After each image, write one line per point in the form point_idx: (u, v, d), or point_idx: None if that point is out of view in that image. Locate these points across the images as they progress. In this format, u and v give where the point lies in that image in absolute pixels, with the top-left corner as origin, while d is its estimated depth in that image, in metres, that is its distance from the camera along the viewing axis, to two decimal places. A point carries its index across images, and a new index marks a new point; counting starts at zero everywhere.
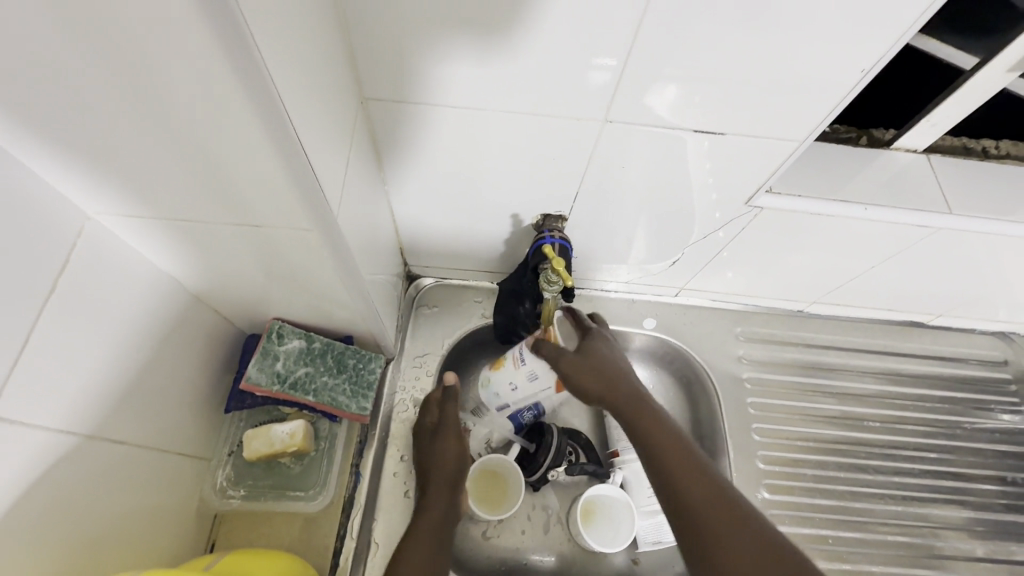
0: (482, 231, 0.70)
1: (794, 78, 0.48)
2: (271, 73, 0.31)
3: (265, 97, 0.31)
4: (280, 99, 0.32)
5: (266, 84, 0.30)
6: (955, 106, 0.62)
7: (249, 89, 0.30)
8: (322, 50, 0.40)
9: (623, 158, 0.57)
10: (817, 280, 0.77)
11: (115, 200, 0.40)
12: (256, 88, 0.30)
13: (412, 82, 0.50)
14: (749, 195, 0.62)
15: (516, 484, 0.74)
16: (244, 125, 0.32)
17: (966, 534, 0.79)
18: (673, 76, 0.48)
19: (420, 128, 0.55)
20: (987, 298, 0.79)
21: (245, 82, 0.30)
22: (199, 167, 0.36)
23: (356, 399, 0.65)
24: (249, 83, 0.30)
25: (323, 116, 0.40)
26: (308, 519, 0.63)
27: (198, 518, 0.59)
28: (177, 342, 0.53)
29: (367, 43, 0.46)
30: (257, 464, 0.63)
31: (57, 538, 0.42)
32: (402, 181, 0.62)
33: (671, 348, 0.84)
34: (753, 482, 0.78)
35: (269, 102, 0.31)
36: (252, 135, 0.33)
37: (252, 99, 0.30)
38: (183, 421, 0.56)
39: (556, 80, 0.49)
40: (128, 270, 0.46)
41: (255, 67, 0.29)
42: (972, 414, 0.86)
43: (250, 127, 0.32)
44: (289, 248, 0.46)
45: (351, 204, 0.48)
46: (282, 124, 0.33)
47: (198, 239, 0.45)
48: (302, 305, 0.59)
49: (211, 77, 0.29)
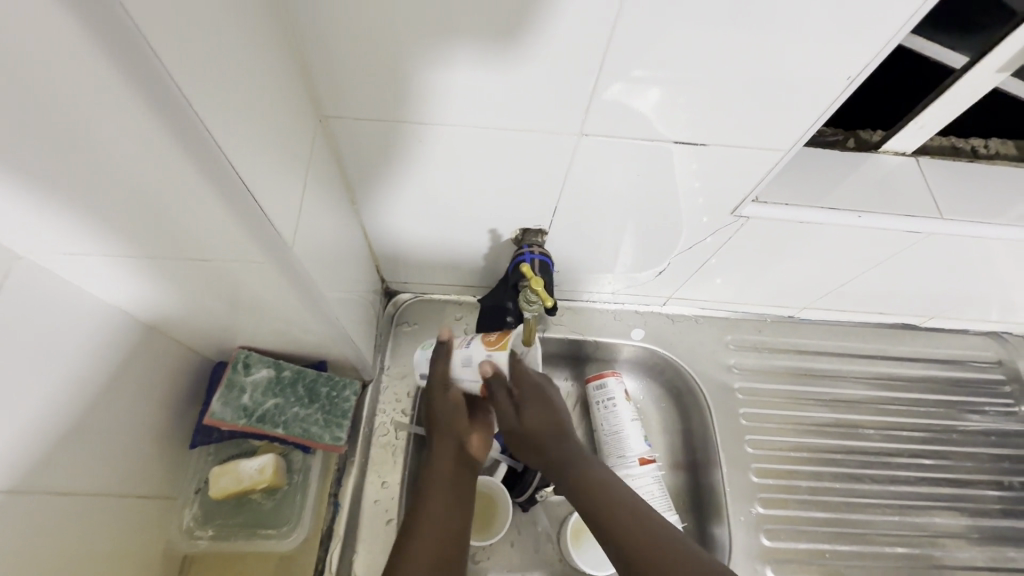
0: (458, 246, 0.68)
1: (785, 79, 0.45)
2: (180, 84, 0.28)
3: (174, 109, 0.28)
4: (195, 111, 0.29)
5: (181, 102, 0.28)
6: (944, 106, 0.59)
7: (156, 106, 0.27)
8: (262, 66, 0.36)
9: (602, 169, 0.55)
10: (808, 286, 0.75)
11: (45, 241, 0.37)
12: (164, 102, 0.27)
13: (372, 96, 0.47)
14: (734, 205, 0.60)
15: (505, 504, 0.71)
16: (160, 146, 0.29)
17: (965, 542, 0.78)
18: (657, 79, 0.45)
19: (386, 144, 0.52)
20: (979, 300, 0.77)
21: (148, 97, 0.27)
22: (131, 204, 0.33)
23: (330, 428, 0.62)
24: (153, 98, 0.27)
25: (267, 138, 0.37)
26: (282, 558, 0.60)
27: (165, 563, 0.57)
28: (130, 380, 0.50)
29: (323, 55, 0.43)
30: (227, 502, 0.60)
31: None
32: (372, 198, 0.59)
33: (660, 359, 0.82)
34: (748, 497, 0.76)
35: (184, 117, 0.29)
36: (171, 158, 0.30)
37: (161, 116, 0.28)
38: (141, 461, 0.53)
39: (525, 91, 0.46)
40: (67, 311, 0.43)
41: (159, 77, 0.26)
42: (967, 417, 0.84)
43: (166, 149, 0.29)
44: (244, 279, 0.43)
45: (310, 230, 0.45)
46: (201, 138, 0.30)
47: (145, 273, 0.42)
48: (267, 333, 0.56)
49: (114, 101, 0.26)
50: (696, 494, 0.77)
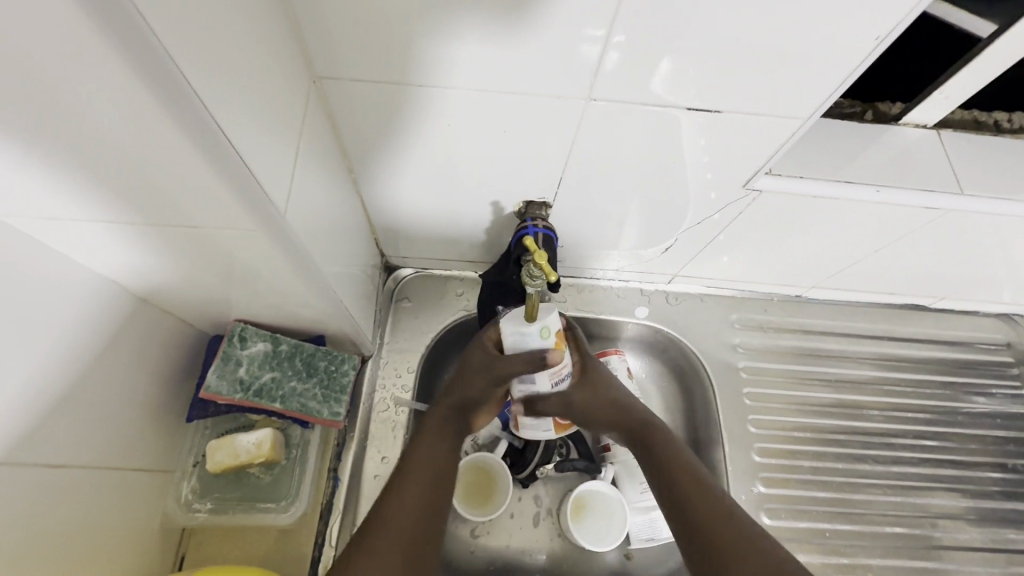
0: (460, 219, 0.66)
1: (803, 49, 0.43)
2: (154, 28, 0.25)
3: (145, 51, 0.25)
4: (170, 58, 0.27)
5: (158, 53, 0.26)
6: (969, 77, 0.57)
7: (125, 49, 0.25)
8: (249, 22, 0.34)
9: (608, 141, 0.53)
10: (818, 265, 0.74)
11: (26, 207, 0.35)
12: (135, 48, 0.25)
13: (369, 58, 0.44)
14: (746, 177, 0.57)
15: (505, 480, 0.71)
16: (133, 96, 0.27)
17: (964, 524, 0.77)
18: (669, 46, 0.42)
19: (384, 110, 0.50)
20: (991, 281, 0.75)
21: (117, 41, 0.24)
22: (111, 167, 0.32)
23: (329, 403, 0.61)
24: (123, 41, 0.24)
25: (256, 101, 0.35)
26: (282, 531, 0.60)
27: (165, 534, 0.56)
28: (121, 353, 0.49)
29: (315, 16, 0.41)
30: (224, 476, 0.59)
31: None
32: (370, 167, 0.57)
33: (664, 336, 0.81)
34: (749, 477, 0.75)
35: (155, 63, 0.26)
36: (147, 111, 0.27)
37: (132, 62, 0.25)
38: (135, 434, 0.52)
39: (529, 53, 0.43)
40: (53, 282, 0.41)
41: (128, 17, 0.24)
42: (971, 399, 0.84)
43: (142, 103, 0.27)
44: (236, 248, 0.41)
45: (304, 201, 0.44)
46: (178, 87, 0.28)
47: (133, 240, 0.40)
48: (264, 307, 0.54)
49: (82, 45, 0.24)
50: None
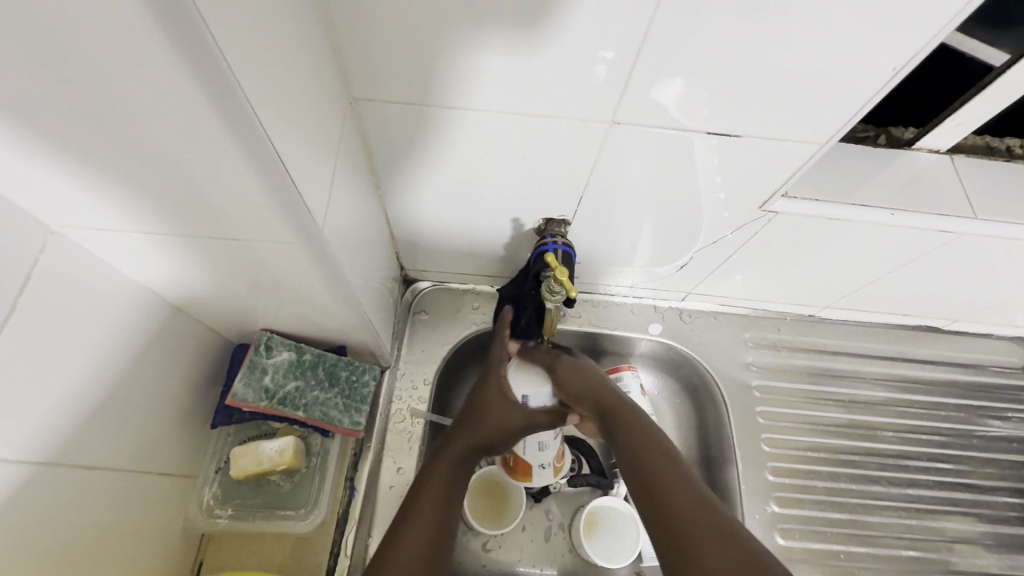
0: (479, 235, 0.67)
1: (819, 75, 0.44)
2: (226, 58, 0.27)
3: (218, 82, 0.27)
4: (237, 83, 0.29)
5: (228, 81, 0.28)
6: (982, 105, 0.58)
7: (195, 68, 0.26)
8: (295, 44, 0.36)
9: (627, 162, 0.55)
10: (831, 285, 0.74)
11: (81, 215, 0.37)
12: (210, 78, 0.27)
13: (403, 79, 0.46)
14: (763, 199, 0.59)
15: (519, 494, 0.72)
16: (200, 118, 0.29)
17: (981, 549, 0.77)
18: (688, 71, 0.44)
19: (413, 128, 0.52)
20: (1005, 304, 0.76)
21: (195, 72, 0.26)
22: (166, 179, 0.34)
23: (349, 413, 0.62)
24: (200, 72, 0.26)
25: (302, 120, 0.37)
26: (299, 539, 0.61)
27: (186, 539, 0.57)
28: (155, 360, 0.50)
29: (351, 38, 0.43)
30: (246, 482, 0.60)
31: (10, 570, 0.38)
32: (395, 182, 0.59)
33: (678, 354, 0.81)
34: (762, 496, 0.75)
35: (225, 91, 0.28)
36: (206, 128, 0.29)
37: (205, 88, 0.27)
38: (163, 438, 0.54)
39: (553, 76, 0.45)
40: (98, 286, 0.43)
41: (208, 53, 0.26)
42: (986, 422, 0.83)
43: (209, 125, 0.29)
44: (272, 259, 0.43)
45: (337, 214, 0.45)
46: (243, 114, 0.30)
47: (175, 249, 0.42)
48: (290, 316, 0.56)
49: (155, 62, 0.25)
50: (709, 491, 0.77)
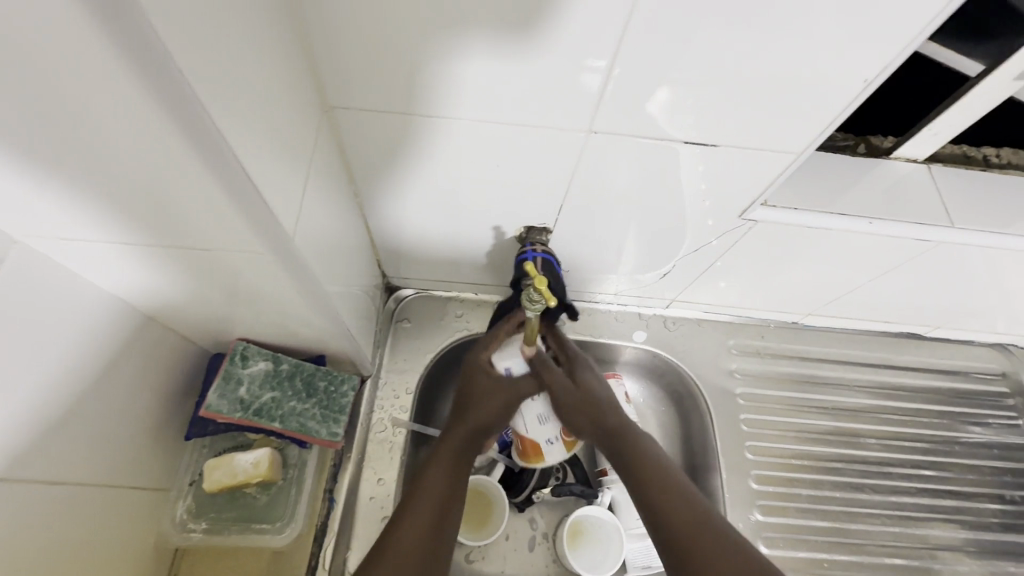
0: (461, 243, 0.67)
1: (798, 83, 0.44)
2: (185, 70, 0.27)
3: (176, 94, 0.27)
4: (198, 95, 0.28)
5: (188, 94, 0.27)
6: (957, 115, 0.59)
7: (152, 84, 0.26)
8: (264, 50, 0.35)
9: (608, 171, 0.54)
10: (813, 293, 0.75)
11: (44, 226, 0.36)
12: (166, 89, 0.26)
13: (379, 88, 0.46)
14: (743, 207, 0.59)
15: (502, 505, 0.71)
16: (159, 129, 0.28)
17: (964, 556, 0.77)
18: (669, 78, 0.44)
19: (391, 138, 0.51)
20: (984, 312, 0.76)
21: (150, 82, 0.26)
22: (129, 190, 0.33)
23: (327, 424, 0.61)
24: (155, 82, 0.26)
25: (272, 128, 0.36)
26: (275, 553, 0.59)
27: (158, 554, 0.56)
28: (126, 372, 0.49)
29: (326, 44, 0.42)
30: (221, 495, 0.59)
31: None
32: (376, 191, 0.58)
33: (663, 361, 0.81)
34: (746, 503, 0.75)
35: (184, 102, 0.27)
36: (166, 138, 0.29)
37: (161, 98, 0.27)
38: (135, 452, 0.53)
39: (532, 84, 0.45)
40: (64, 298, 0.42)
41: (164, 64, 0.25)
42: (969, 429, 0.84)
43: (168, 135, 0.28)
44: (243, 269, 0.42)
45: (311, 222, 0.45)
46: (204, 126, 0.29)
47: (144, 261, 0.41)
48: (266, 326, 0.55)
49: (111, 79, 0.25)
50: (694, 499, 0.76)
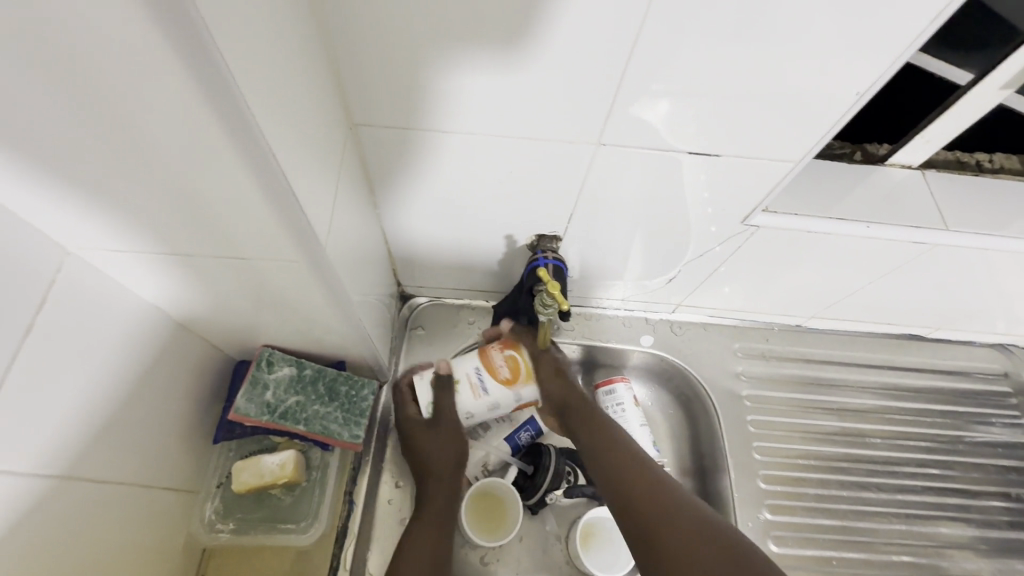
0: (474, 252, 0.70)
1: (797, 95, 0.47)
2: (247, 98, 0.30)
3: (238, 119, 0.30)
4: (255, 120, 0.31)
5: (246, 118, 0.30)
6: (949, 122, 0.61)
7: (212, 101, 0.28)
8: (300, 73, 0.38)
9: (615, 181, 0.57)
10: (815, 297, 0.77)
11: (98, 235, 0.39)
12: (231, 114, 0.30)
13: (401, 105, 0.49)
14: (744, 214, 0.61)
15: (516, 507, 0.72)
16: (219, 147, 0.31)
17: (971, 553, 0.78)
18: (674, 93, 0.47)
19: (410, 152, 0.54)
20: (984, 312, 0.78)
21: (218, 107, 0.29)
22: (181, 202, 0.36)
23: (349, 427, 0.63)
24: (222, 107, 0.29)
25: (307, 143, 0.39)
26: (300, 552, 0.61)
27: (187, 553, 0.58)
28: (161, 376, 0.52)
29: (354, 65, 0.45)
30: (247, 496, 0.61)
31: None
32: (394, 202, 0.61)
33: (669, 365, 0.83)
34: (754, 503, 0.76)
35: (244, 127, 0.31)
36: (224, 155, 0.32)
37: (225, 122, 0.30)
38: (168, 453, 0.55)
39: (545, 100, 0.48)
40: (109, 304, 0.45)
41: (231, 93, 0.29)
42: (973, 428, 0.85)
43: (227, 152, 0.31)
44: (275, 276, 0.45)
45: (339, 232, 0.47)
46: (259, 147, 0.32)
47: (184, 269, 0.44)
48: (291, 332, 0.57)
49: (179, 96, 0.28)
50: (703, 499, 0.78)
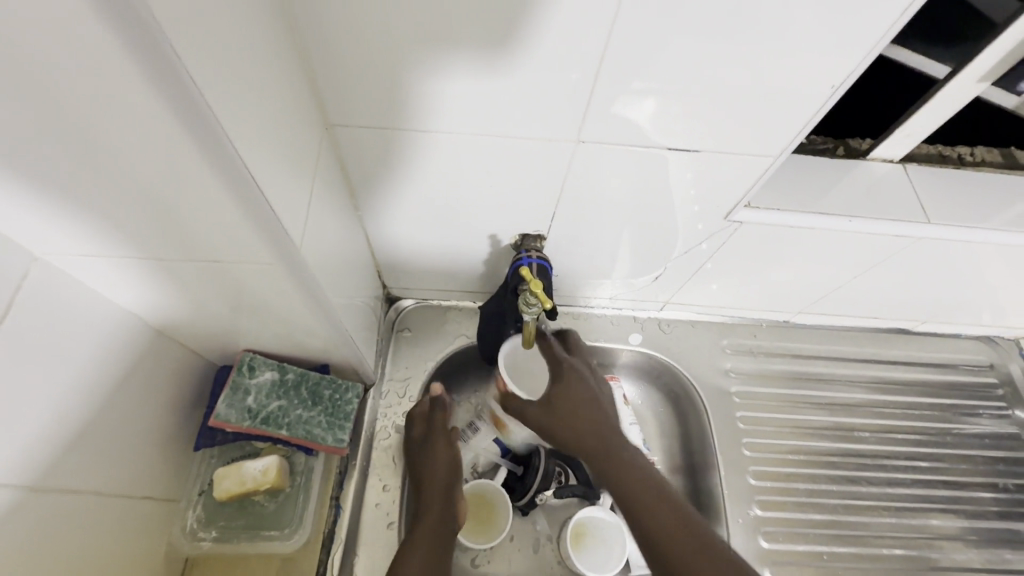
0: (458, 253, 0.69)
1: (774, 91, 0.47)
2: (210, 102, 0.30)
3: (202, 124, 0.30)
4: (221, 126, 0.31)
5: (210, 124, 0.30)
6: (928, 115, 0.61)
7: (172, 104, 0.28)
8: (270, 73, 0.38)
9: (597, 180, 0.57)
10: (801, 292, 0.77)
11: (65, 242, 0.38)
12: (194, 120, 0.29)
13: (378, 105, 0.48)
14: (727, 209, 0.61)
15: (505, 508, 0.71)
16: (184, 154, 0.31)
17: (961, 545, 0.78)
18: (655, 91, 0.47)
19: (390, 153, 0.54)
20: (969, 304, 0.79)
21: (180, 114, 0.29)
22: (148, 208, 0.35)
23: (333, 431, 0.63)
24: (184, 113, 0.29)
25: (279, 145, 0.39)
26: (284, 560, 0.60)
27: (168, 564, 0.57)
28: (138, 383, 0.51)
29: (328, 64, 0.45)
30: (230, 504, 0.60)
31: None
32: (376, 203, 0.61)
33: (658, 363, 0.83)
34: (744, 499, 0.76)
35: (209, 133, 0.30)
36: (190, 161, 0.31)
37: (189, 127, 0.29)
38: (147, 461, 0.54)
39: (523, 99, 0.48)
40: (81, 311, 0.44)
41: (192, 98, 0.28)
42: (961, 420, 0.86)
43: (192, 159, 0.31)
44: (252, 280, 0.44)
45: (316, 233, 0.47)
46: (227, 153, 0.32)
47: (156, 275, 0.43)
48: (272, 337, 0.57)
49: (138, 103, 0.28)
50: (694, 497, 0.78)
